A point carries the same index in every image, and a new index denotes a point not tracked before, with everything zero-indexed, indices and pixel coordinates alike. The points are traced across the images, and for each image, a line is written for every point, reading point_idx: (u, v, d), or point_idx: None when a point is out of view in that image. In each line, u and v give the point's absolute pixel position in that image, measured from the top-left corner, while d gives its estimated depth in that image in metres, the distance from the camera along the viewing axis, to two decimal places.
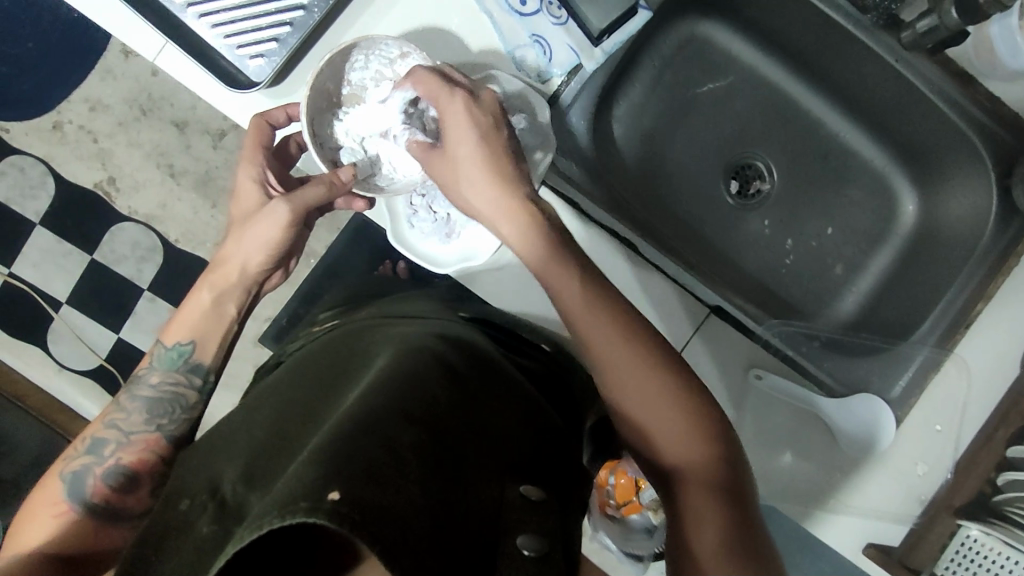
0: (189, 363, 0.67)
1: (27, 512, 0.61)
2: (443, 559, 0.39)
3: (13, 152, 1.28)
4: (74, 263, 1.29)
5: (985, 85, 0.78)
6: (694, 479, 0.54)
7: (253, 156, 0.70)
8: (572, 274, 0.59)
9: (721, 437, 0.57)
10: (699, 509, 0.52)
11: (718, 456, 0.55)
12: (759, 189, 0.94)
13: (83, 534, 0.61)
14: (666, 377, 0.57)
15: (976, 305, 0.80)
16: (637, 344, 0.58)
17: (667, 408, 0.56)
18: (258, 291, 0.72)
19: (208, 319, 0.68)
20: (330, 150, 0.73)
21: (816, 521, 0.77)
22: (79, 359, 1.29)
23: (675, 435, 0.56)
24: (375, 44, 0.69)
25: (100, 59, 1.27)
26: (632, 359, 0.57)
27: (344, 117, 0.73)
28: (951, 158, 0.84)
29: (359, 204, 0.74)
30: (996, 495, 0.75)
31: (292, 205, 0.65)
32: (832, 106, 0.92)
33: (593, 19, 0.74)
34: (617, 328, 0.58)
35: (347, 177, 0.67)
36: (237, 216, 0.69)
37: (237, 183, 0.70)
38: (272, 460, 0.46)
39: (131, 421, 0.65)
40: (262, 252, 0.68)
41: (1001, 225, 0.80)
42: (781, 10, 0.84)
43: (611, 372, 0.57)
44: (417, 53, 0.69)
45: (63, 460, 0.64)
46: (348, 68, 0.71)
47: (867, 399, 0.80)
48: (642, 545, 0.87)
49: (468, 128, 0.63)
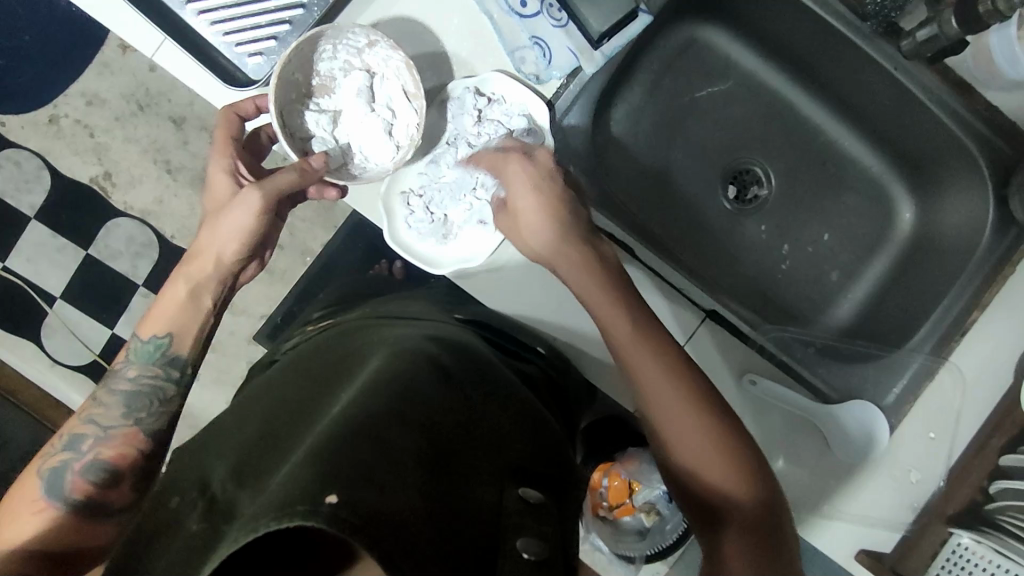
0: (166, 356, 0.66)
1: (7, 510, 0.61)
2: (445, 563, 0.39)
3: (10, 145, 1.27)
4: (69, 257, 1.29)
5: (984, 94, 0.78)
6: (733, 516, 0.56)
7: (224, 148, 0.70)
8: (618, 305, 0.62)
9: (754, 462, 0.58)
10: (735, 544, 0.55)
11: (749, 479, 0.57)
12: (757, 194, 0.94)
13: (66, 531, 0.60)
14: (696, 402, 0.59)
15: (972, 314, 0.80)
16: (683, 381, 0.59)
17: (697, 431, 0.58)
18: (234, 284, 0.71)
19: (183, 312, 0.67)
20: (300, 141, 0.72)
21: (809, 528, 0.77)
22: (73, 353, 1.28)
23: (705, 459, 0.57)
24: (342, 33, 0.69)
25: (98, 53, 1.26)
26: (664, 386, 0.59)
27: (314, 107, 0.73)
28: (949, 167, 0.84)
29: (331, 193, 0.72)
30: (988, 503, 0.76)
31: (264, 191, 0.64)
32: (830, 112, 0.92)
33: (594, 22, 0.74)
34: (666, 366, 0.59)
35: (318, 164, 0.68)
36: (211, 208, 0.68)
37: (210, 175, 0.69)
38: (264, 458, 0.46)
39: (109, 415, 0.64)
40: (235, 242, 0.67)
41: (998, 234, 0.80)
42: (781, 16, 0.84)
43: (648, 398, 0.59)
44: (384, 41, 0.69)
45: (40, 457, 0.63)
46: (314, 58, 0.71)
47: (862, 405, 0.79)
48: (633, 545, 0.86)
49: (527, 183, 0.68)
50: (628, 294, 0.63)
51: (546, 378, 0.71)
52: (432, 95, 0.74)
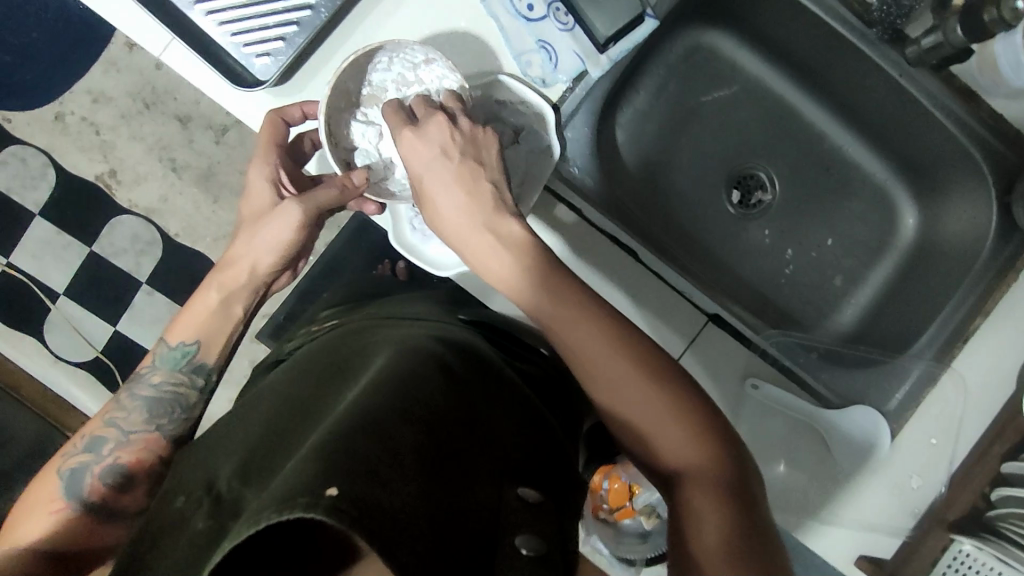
0: (192, 364, 0.67)
1: (26, 505, 0.62)
2: (440, 554, 0.39)
3: (16, 141, 1.27)
4: (73, 254, 1.29)
5: (988, 101, 0.79)
6: (693, 479, 0.53)
7: (266, 154, 0.70)
8: (558, 288, 0.60)
9: (719, 435, 0.56)
10: (699, 500, 0.52)
11: (713, 450, 0.55)
12: (761, 199, 0.95)
13: (78, 532, 0.61)
14: (657, 380, 0.57)
15: (973, 321, 0.80)
16: (627, 352, 0.57)
17: (655, 409, 0.56)
18: (265, 294, 0.71)
19: (216, 321, 0.68)
20: (344, 152, 0.72)
21: (808, 531, 0.77)
22: (76, 350, 1.29)
23: (664, 435, 0.55)
24: (401, 48, 0.70)
25: (104, 51, 1.27)
26: (621, 365, 0.57)
27: (362, 118, 0.73)
28: (952, 172, 0.84)
29: (370, 208, 0.72)
30: (990, 510, 0.74)
31: (304, 206, 0.65)
32: (834, 118, 0.93)
33: (600, 25, 0.74)
34: (607, 337, 0.58)
35: (360, 181, 0.66)
36: (248, 215, 0.70)
37: (250, 181, 0.71)
38: (268, 456, 0.46)
39: (131, 420, 0.65)
40: (272, 254, 0.67)
41: (1001, 240, 0.81)
42: (788, 22, 0.84)
43: (606, 380, 0.57)
44: (441, 60, 0.70)
45: (61, 456, 0.64)
46: (369, 70, 0.72)
47: (866, 411, 0.80)
48: (634, 549, 0.87)
49: (420, 160, 0.63)
50: (567, 275, 0.61)
51: (552, 384, 0.71)
52: None
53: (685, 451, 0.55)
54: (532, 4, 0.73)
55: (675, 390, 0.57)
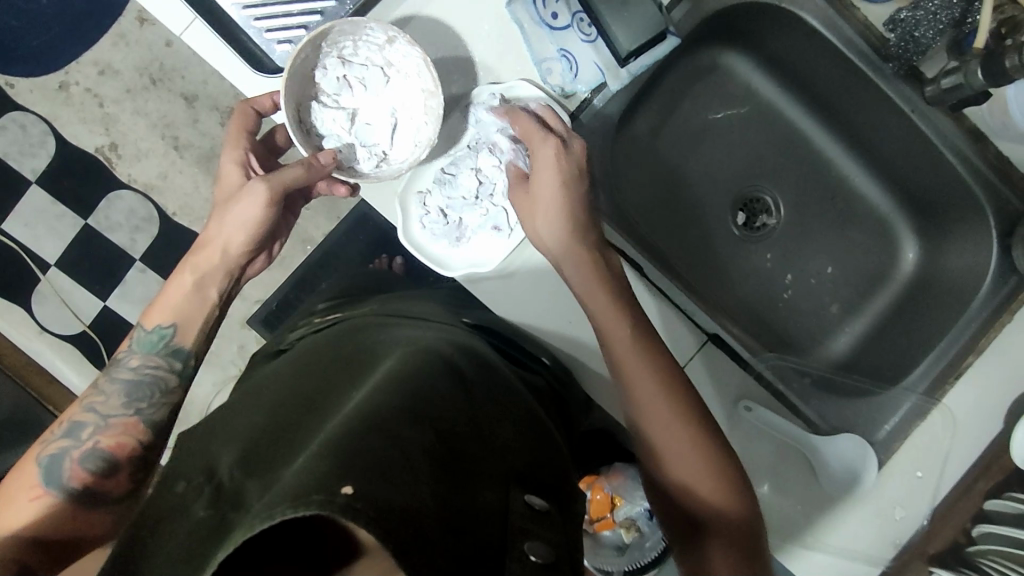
0: (169, 347, 0.67)
1: (5, 494, 0.61)
2: (453, 559, 0.39)
3: (16, 107, 1.26)
4: (67, 225, 1.28)
5: (996, 143, 0.79)
6: (721, 530, 0.60)
7: (236, 140, 0.72)
8: (624, 318, 0.65)
9: (746, 488, 0.62)
10: (724, 551, 0.59)
11: (738, 499, 0.61)
12: (765, 223, 0.96)
13: (63, 520, 0.61)
14: (697, 426, 0.62)
15: (966, 357, 0.81)
16: (679, 401, 0.63)
17: (692, 450, 0.62)
18: (240, 276, 0.72)
19: (190, 304, 0.68)
20: (315, 137, 0.73)
21: (788, 553, 0.79)
22: (62, 323, 1.27)
23: (696, 479, 0.61)
24: (361, 30, 0.69)
25: (115, 24, 1.25)
26: (667, 408, 0.62)
27: (332, 103, 0.73)
28: (957, 212, 0.86)
29: (342, 190, 0.73)
30: (969, 545, 0.75)
31: (270, 183, 0.65)
32: (843, 148, 0.94)
33: (622, 39, 0.73)
34: (666, 378, 0.63)
35: (326, 160, 0.67)
36: (220, 197, 0.70)
37: (221, 166, 0.72)
38: (273, 447, 0.46)
39: (110, 404, 0.64)
40: (243, 234, 0.68)
41: (998, 280, 0.82)
42: (805, 51, 0.85)
43: (649, 417, 0.63)
44: (402, 37, 0.69)
45: (39, 444, 0.63)
46: (333, 53, 0.71)
47: (854, 440, 0.81)
48: (612, 560, 0.86)
49: (555, 170, 0.69)
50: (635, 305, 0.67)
51: (551, 389, 0.72)
52: (455, 98, 0.75)
53: (715, 502, 0.60)
54: (556, 12, 0.73)
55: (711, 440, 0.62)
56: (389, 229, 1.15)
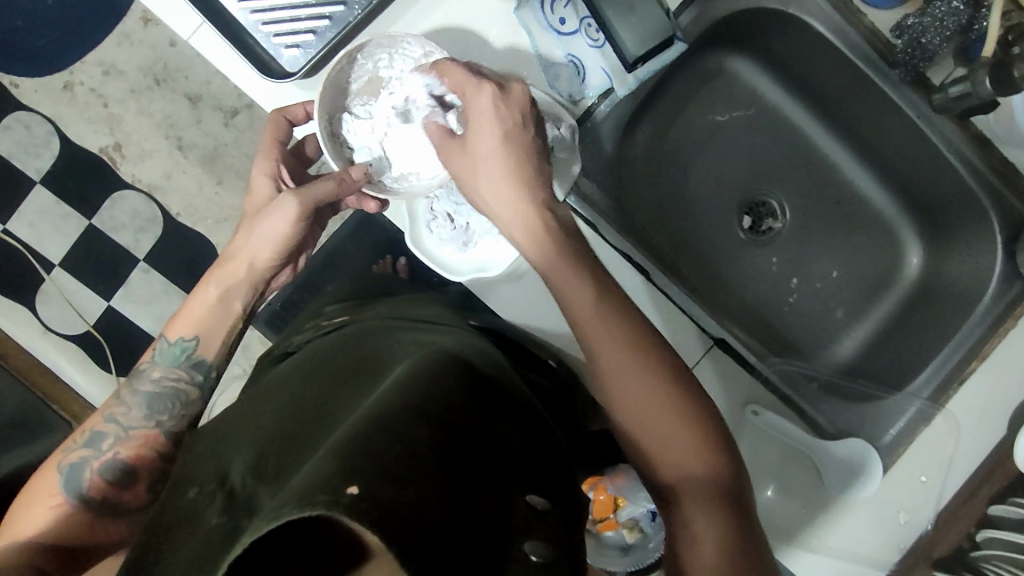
0: (191, 359, 0.67)
1: (25, 500, 0.62)
2: (455, 554, 0.39)
3: (20, 107, 1.26)
4: (72, 225, 1.28)
5: (1002, 149, 0.80)
6: (694, 491, 0.55)
7: (269, 150, 0.71)
8: (583, 276, 0.60)
9: (719, 441, 0.57)
10: (700, 518, 0.53)
11: (707, 455, 0.56)
12: (771, 227, 0.96)
13: (80, 529, 0.61)
14: (659, 372, 0.58)
15: (970, 363, 0.82)
16: (647, 354, 0.58)
17: (650, 399, 0.57)
18: (265, 289, 0.72)
19: (214, 316, 0.68)
20: (346, 149, 0.73)
21: (785, 554, 0.79)
22: (68, 323, 1.28)
23: (659, 435, 0.56)
24: (398, 43, 0.69)
25: (119, 24, 1.25)
26: (625, 358, 0.58)
27: (364, 114, 0.74)
28: (961, 219, 0.86)
29: (372, 205, 0.74)
30: (974, 550, 0.76)
31: (301, 198, 0.65)
32: (846, 152, 0.94)
33: (631, 46, 0.72)
34: (618, 328, 0.58)
35: (359, 176, 0.67)
36: (250, 210, 0.70)
37: (251, 176, 0.71)
38: (284, 451, 0.47)
39: (131, 415, 0.65)
40: (271, 247, 0.68)
41: (1003, 286, 0.82)
42: (811, 55, 0.85)
43: (609, 370, 0.58)
44: (439, 53, 0.69)
45: (59, 451, 0.63)
46: (369, 65, 0.72)
47: (858, 445, 0.81)
48: (616, 561, 0.86)
49: (494, 123, 0.62)
50: (587, 262, 0.61)
51: (557, 393, 0.72)
52: None
53: (691, 467, 0.56)
54: (564, 17, 0.73)
55: (672, 384, 0.57)
56: (393, 230, 1.16)
